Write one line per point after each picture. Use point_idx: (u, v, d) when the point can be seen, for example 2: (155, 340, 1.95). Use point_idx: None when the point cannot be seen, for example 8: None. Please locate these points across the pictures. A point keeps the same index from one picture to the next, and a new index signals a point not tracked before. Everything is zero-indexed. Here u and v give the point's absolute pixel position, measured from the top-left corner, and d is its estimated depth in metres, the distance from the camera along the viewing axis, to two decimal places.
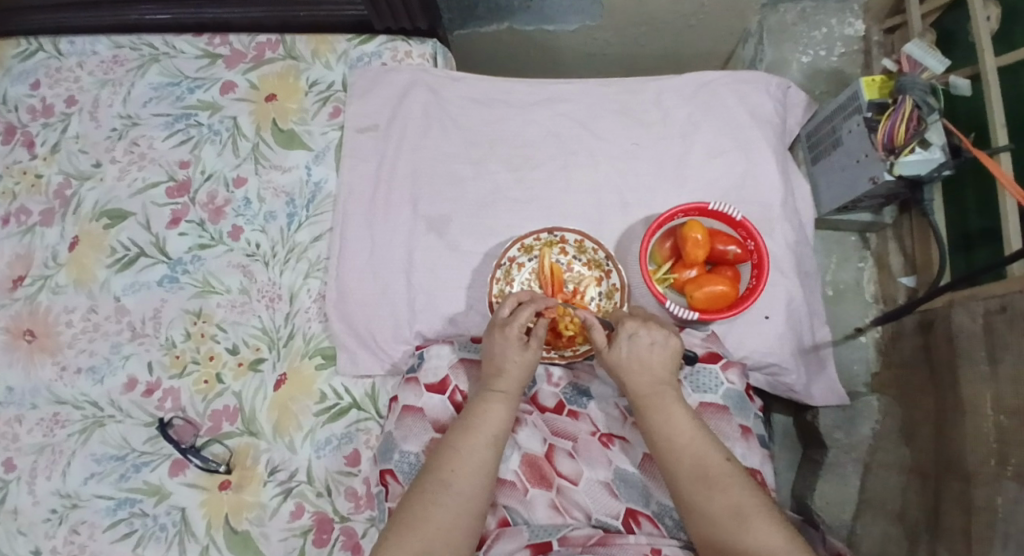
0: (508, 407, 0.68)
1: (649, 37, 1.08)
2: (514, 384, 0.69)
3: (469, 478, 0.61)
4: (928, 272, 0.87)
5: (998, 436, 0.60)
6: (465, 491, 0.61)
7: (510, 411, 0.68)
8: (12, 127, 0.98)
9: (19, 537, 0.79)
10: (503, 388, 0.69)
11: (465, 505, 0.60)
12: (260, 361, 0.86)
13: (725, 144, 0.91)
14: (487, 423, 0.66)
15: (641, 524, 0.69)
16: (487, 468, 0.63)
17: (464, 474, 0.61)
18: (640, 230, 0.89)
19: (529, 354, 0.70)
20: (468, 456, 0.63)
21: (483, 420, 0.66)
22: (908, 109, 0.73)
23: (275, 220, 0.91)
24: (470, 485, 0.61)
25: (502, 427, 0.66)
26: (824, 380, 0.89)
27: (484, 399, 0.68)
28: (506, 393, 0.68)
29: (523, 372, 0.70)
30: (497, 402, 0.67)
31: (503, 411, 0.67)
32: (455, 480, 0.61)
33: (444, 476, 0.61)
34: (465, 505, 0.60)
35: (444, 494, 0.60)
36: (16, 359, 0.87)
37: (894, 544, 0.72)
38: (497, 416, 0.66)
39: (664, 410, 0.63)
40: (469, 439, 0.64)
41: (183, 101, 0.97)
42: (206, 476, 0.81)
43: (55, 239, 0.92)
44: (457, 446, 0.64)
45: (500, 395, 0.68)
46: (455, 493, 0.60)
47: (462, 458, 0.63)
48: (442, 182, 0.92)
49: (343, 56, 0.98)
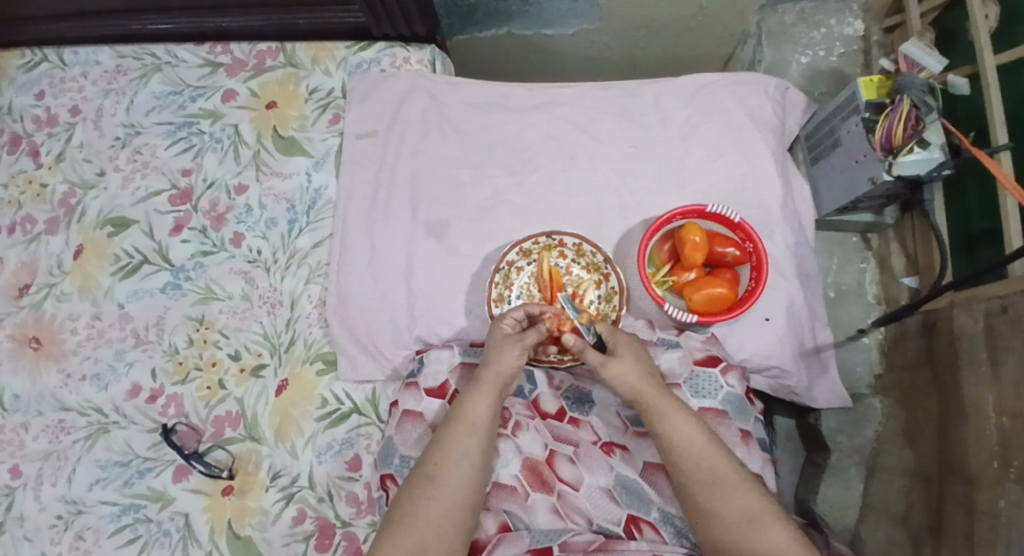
0: (493, 396, 0.67)
1: (648, 40, 1.08)
2: (495, 374, 0.68)
3: (454, 468, 0.62)
4: (930, 273, 0.86)
5: (1000, 439, 0.60)
6: (450, 483, 0.61)
7: (495, 401, 0.67)
8: (17, 137, 0.99)
9: (25, 543, 0.80)
10: (486, 378, 0.68)
11: (452, 498, 0.60)
12: (262, 366, 0.86)
13: (724, 147, 0.90)
14: (469, 414, 0.65)
15: (642, 531, 0.69)
16: (471, 458, 0.63)
17: (449, 466, 0.62)
18: (639, 233, 0.89)
19: (510, 353, 0.69)
20: (452, 449, 0.63)
21: (466, 412, 0.66)
22: (906, 108, 0.72)
23: (276, 227, 0.92)
24: (455, 476, 0.61)
25: (487, 418, 0.66)
26: (826, 382, 0.89)
27: (468, 392, 0.67)
28: (489, 384, 0.67)
29: (503, 364, 0.68)
30: (478, 393, 0.67)
31: (487, 401, 0.66)
32: (441, 474, 0.61)
33: (429, 470, 0.62)
34: (452, 497, 0.60)
35: (432, 488, 0.60)
36: (22, 367, 0.88)
37: (897, 548, 0.72)
38: (480, 406, 0.66)
39: (675, 414, 0.62)
40: (454, 431, 0.64)
41: (185, 110, 0.98)
42: (209, 481, 0.81)
43: (59, 247, 0.93)
44: (441, 440, 0.64)
45: (483, 386, 0.67)
46: (440, 486, 0.61)
47: (446, 451, 0.63)
48: (441, 187, 0.92)
49: (342, 63, 0.99)
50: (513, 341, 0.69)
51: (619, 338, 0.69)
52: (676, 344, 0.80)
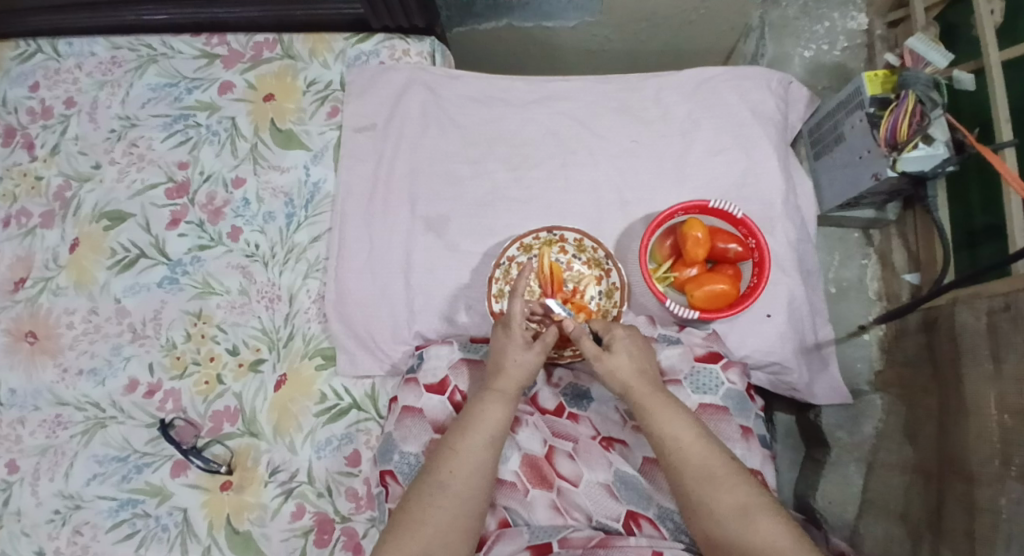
0: (510, 407, 0.67)
1: (649, 33, 1.07)
2: (513, 380, 0.68)
3: (467, 478, 0.61)
4: (932, 269, 0.86)
5: (1001, 436, 0.60)
6: (462, 491, 0.61)
7: (510, 409, 0.67)
8: (12, 129, 0.98)
9: (22, 538, 0.80)
10: (505, 388, 0.67)
11: (464, 507, 0.60)
12: (260, 362, 0.86)
13: (726, 142, 0.90)
14: (484, 422, 0.65)
15: (641, 527, 0.68)
16: (485, 468, 0.63)
17: (461, 474, 0.61)
18: (640, 229, 0.88)
19: (531, 358, 0.68)
20: (466, 456, 0.62)
21: (483, 420, 0.65)
22: (911, 104, 0.71)
23: (273, 221, 0.91)
24: (468, 484, 0.61)
25: (503, 429, 0.65)
26: (826, 379, 0.89)
27: (484, 398, 0.67)
28: (506, 391, 0.67)
29: (526, 374, 0.68)
30: (497, 401, 0.66)
31: (504, 411, 0.66)
32: (453, 482, 0.61)
33: (441, 476, 0.61)
34: (463, 505, 0.60)
35: (444, 497, 0.60)
36: (18, 362, 0.87)
37: (897, 544, 0.72)
38: (497, 414, 0.65)
39: (667, 410, 0.62)
40: (469, 438, 0.64)
41: (181, 102, 0.97)
42: (207, 477, 0.81)
43: (55, 241, 0.92)
44: (455, 446, 0.63)
45: (501, 394, 0.67)
46: (452, 494, 0.60)
47: (460, 459, 0.62)
48: (441, 181, 0.92)
49: (340, 55, 0.98)
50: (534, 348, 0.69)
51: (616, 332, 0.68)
52: (677, 341, 0.79)
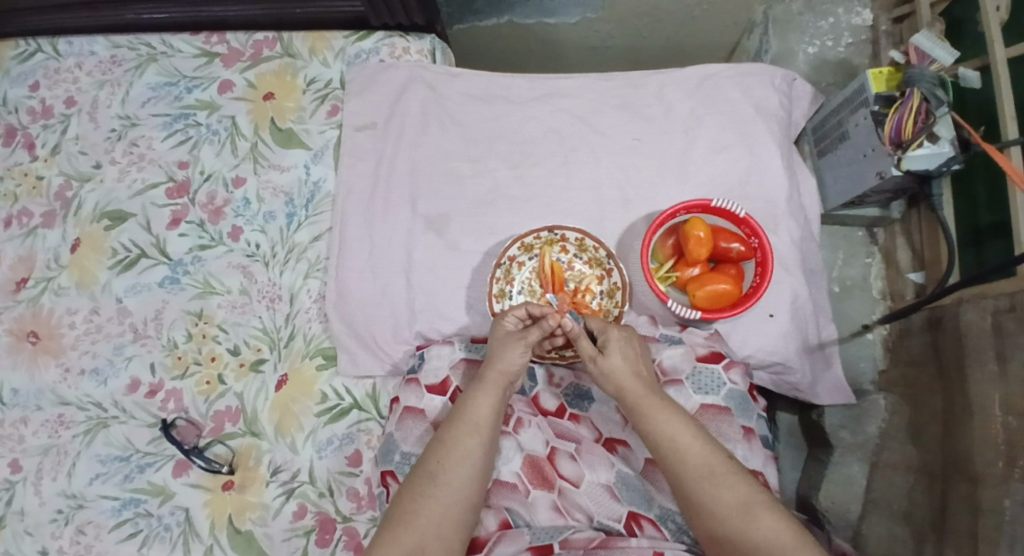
0: (495, 395, 0.67)
1: (651, 29, 1.06)
2: (499, 372, 0.68)
3: (455, 467, 0.62)
4: (938, 267, 0.85)
5: (1006, 437, 0.59)
6: (452, 481, 0.61)
7: (498, 400, 0.67)
8: (12, 128, 0.98)
9: (26, 538, 0.80)
10: (488, 377, 0.68)
11: (453, 496, 0.60)
12: (261, 362, 0.86)
13: (730, 139, 0.89)
14: (470, 413, 0.65)
15: (643, 528, 0.68)
16: (472, 456, 0.63)
17: (450, 464, 0.62)
18: (641, 228, 0.88)
19: (514, 351, 0.68)
20: (453, 447, 0.63)
21: (467, 410, 0.66)
22: (917, 102, 0.70)
23: (274, 221, 0.91)
24: (456, 475, 0.61)
25: (488, 417, 0.65)
26: (829, 378, 0.88)
27: (469, 390, 0.67)
28: (492, 382, 0.67)
29: (508, 363, 0.68)
30: (480, 391, 0.67)
31: (488, 399, 0.66)
32: (442, 472, 0.61)
33: (431, 468, 0.62)
34: (452, 496, 0.60)
35: (432, 487, 0.60)
36: (20, 362, 0.87)
37: (899, 545, 0.71)
38: (483, 404, 0.66)
39: (662, 411, 0.62)
40: (455, 430, 0.64)
41: (182, 101, 0.96)
42: (208, 477, 0.81)
43: (56, 241, 0.92)
44: (442, 439, 0.64)
45: (485, 385, 0.67)
46: (441, 484, 0.61)
47: (447, 449, 0.63)
48: (442, 181, 0.91)
49: (341, 53, 0.97)
50: (517, 339, 0.69)
51: (610, 335, 0.67)
52: (679, 341, 0.79)
